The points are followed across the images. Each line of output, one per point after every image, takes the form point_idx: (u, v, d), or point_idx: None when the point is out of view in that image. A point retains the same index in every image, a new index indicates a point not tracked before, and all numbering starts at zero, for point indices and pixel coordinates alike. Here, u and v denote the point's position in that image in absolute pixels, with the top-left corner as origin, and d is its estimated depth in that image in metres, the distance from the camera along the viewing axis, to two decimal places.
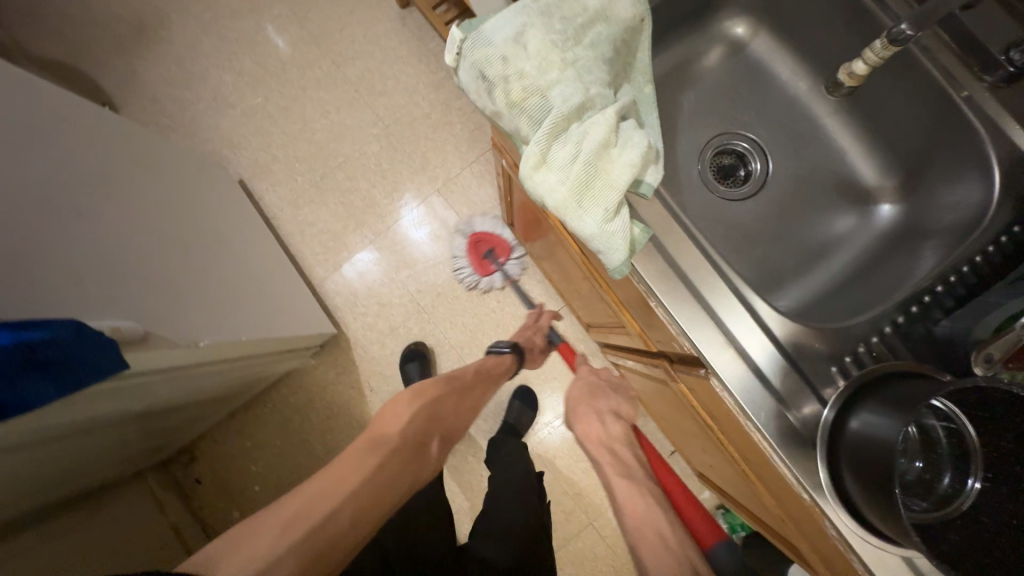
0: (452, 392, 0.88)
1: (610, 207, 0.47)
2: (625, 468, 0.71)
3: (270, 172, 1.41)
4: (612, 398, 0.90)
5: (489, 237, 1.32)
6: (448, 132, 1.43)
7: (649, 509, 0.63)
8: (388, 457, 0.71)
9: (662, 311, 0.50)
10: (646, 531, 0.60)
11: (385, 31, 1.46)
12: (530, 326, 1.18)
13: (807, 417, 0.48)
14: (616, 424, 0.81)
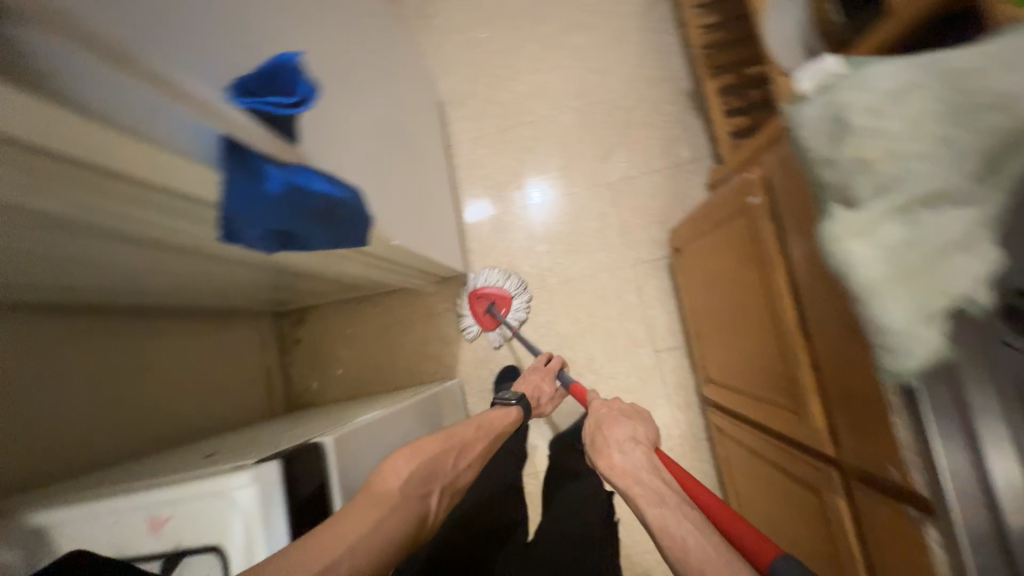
0: (457, 443, 0.71)
1: (930, 311, 0.42)
2: (660, 497, 0.56)
3: (466, 105, 1.47)
4: (629, 426, 0.71)
5: (484, 290, 1.34)
6: (644, 132, 1.38)
7: (701, 542, 0.48)
8: (384, 509, 0.55)
9: (908, 432, 0.46)
10: (680, 548, 0.48)
11: (628, 12, 1.42)
12: (536, 371, 1.05)
13: None
14: (637, 448, 0.66)
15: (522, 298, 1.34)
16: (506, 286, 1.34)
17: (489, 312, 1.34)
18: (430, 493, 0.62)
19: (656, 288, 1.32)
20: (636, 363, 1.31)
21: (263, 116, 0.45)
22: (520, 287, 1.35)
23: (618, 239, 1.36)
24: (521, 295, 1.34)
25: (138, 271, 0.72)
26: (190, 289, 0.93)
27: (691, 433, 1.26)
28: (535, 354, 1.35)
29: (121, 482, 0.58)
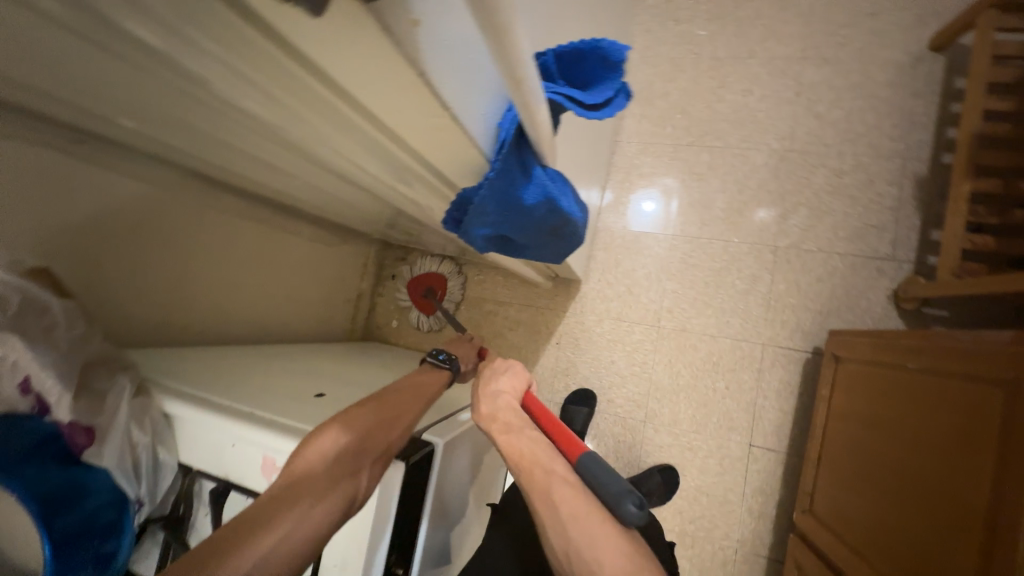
0: (386, 413, 0.54)
1: None
2: (507, 423, 0.59)
3: (650, 103, 1.32)
4: (500, 376, 0.67)
5: (420, 280, 1.34)
6: (843, 205, 1.16)
7: (534, 446, 0.55)
8: (305, 488, 0.43)
9: None
10: (528, 462, 0.53)
11: (888, 59, 1.17)
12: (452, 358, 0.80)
13: None
14: (508, 382, 0.66)
15: (455, 275, 1.36)
16: (442, 270, 1.36)
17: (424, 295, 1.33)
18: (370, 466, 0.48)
19: (780, 379, 1.16)
20: (721, 447, 1.17)
21: (549, 101, 0.37)
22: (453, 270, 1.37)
23: (759, 310, 1.19)
24: (457, 277, 1.36)
25: (308, 186, 0.70)
26: (335, 207, 0.92)
27: (753, 545, 1.13)
28: (618, 389, 1.25)
29: (239, 397, 0.58)
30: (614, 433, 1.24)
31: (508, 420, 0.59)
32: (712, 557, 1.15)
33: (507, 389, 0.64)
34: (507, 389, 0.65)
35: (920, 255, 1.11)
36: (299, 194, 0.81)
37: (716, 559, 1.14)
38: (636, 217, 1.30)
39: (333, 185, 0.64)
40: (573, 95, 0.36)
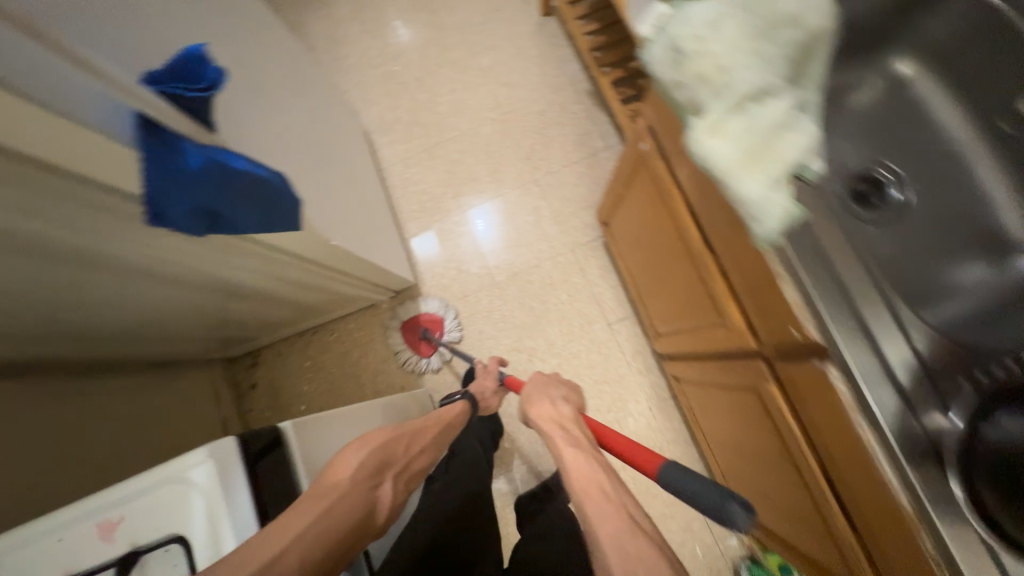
0: (408, 431, 0.70)
1: (777, 177, 0.51)
2: (576, 439, 0.64)
3: (391, 131, 1.56)
4: (553, 396, 0.79)
5: (413, 320, 1.38)
6: (558, 131, 1.51)
7: (592, 466, 0.56)
8: (340, 506, 0.53)
9: (794, 293, 0.54)
10: (584, 479, 0.54)
11: (523, 32, 1.59)
12: (482, 372, 1.09)
13: (932, 427, 0.49)
14: (567, 406, 0.76)
15: (451, 317, 1.37)
16: (433, 306, 1.39)
17: (423, 335, 1.36)
18: (383, 481, 0.62)
19: (598, 265, 1.41)
20: (593, 339, 1.37)
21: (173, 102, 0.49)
22: (443, 306, 1.39)
23: (555, 228, 1.45)
24: (449, 314, 1.38)
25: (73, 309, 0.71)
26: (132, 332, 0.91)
27: (657, 394, 1.32)
28: (496, 349, 1.38)
29: None
30: None
31: (564, 436, 0.65)
32: (638, 425, 1.31)
33: (546, 411, 0.73)
34: (556, 410, 0.73)
35: (620, 136, 1.50)
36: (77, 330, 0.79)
37: (642, 424, 1.30)
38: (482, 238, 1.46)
39: (92, 289, 0.68)
40: (184, 87, 0.48)
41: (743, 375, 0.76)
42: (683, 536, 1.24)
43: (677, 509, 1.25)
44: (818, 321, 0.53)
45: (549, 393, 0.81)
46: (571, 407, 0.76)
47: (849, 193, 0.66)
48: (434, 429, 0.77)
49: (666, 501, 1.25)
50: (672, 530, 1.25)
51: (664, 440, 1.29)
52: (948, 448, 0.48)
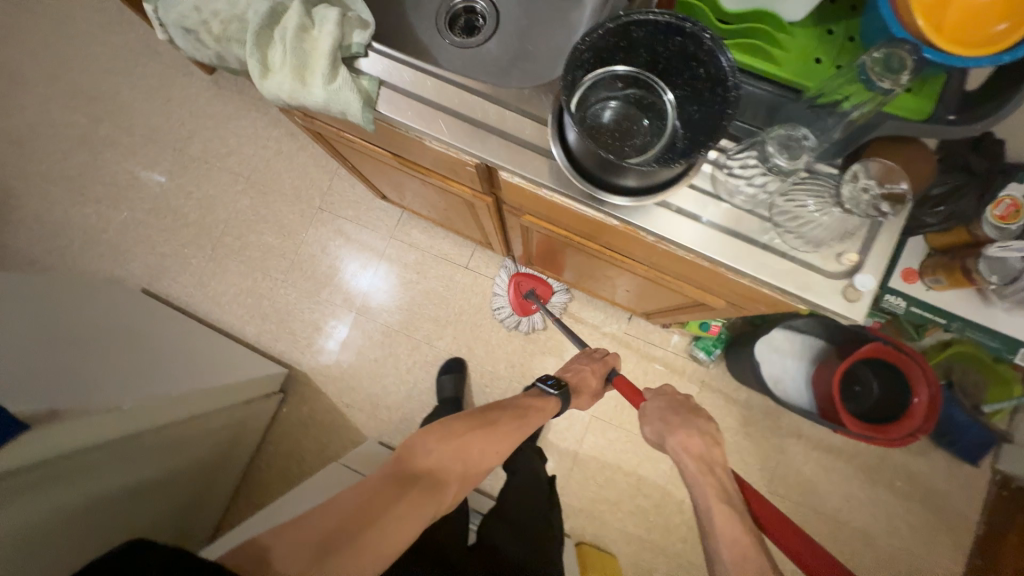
0: (489, 427, 0.84)
1: (326, 70, 0.52)
2: (727, 496, 0.68)
3: (165, 270, 1.46)
4: (702, 419, 0.81)
5: (529, 276, 1.33)
6: (303, 154, 1.48)
7: (746, 542, 0.62)
8: (417, 495, 0.71)
9: (433, 141, 0.57)
10: (738, 556, 0.61)
11: (205, 99, 1.52)
12: (584, 354, 1.09)
13: (595, 119, 0.48)
14: (712, 449, 0.76)
15: (564, 290, 1.35)
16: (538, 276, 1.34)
17: (529, 297, 1.33)
18: (453, 485, 0.77)
19: (421, 230, 1.43)
20: (464, 288, 1.41)
21: None
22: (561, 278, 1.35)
23: (365, 232, 1.45)
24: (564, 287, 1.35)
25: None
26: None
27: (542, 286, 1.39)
28: (402, 360, 1.39)
29: None
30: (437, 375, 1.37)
31: (725, 503, 0.67)
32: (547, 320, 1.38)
33: (695, 447, 0.75)
34: (708, 448, 0.75)
35: None
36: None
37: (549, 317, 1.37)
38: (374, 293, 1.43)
39: None
40: None
41: (516, 223, 0.81)
42: (640, 367, 1.34)
43: (621, 354, 1.35)
44: (466, 151, 0.56)
45: (695, 421, 0.80)
46: (722, 451, 0.76)
47: (449, 35, 0.72)
48: (512, 423, 0.87)
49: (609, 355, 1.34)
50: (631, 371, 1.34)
51: (573, 314, 1.38)
52: (606, 135, 0.47)
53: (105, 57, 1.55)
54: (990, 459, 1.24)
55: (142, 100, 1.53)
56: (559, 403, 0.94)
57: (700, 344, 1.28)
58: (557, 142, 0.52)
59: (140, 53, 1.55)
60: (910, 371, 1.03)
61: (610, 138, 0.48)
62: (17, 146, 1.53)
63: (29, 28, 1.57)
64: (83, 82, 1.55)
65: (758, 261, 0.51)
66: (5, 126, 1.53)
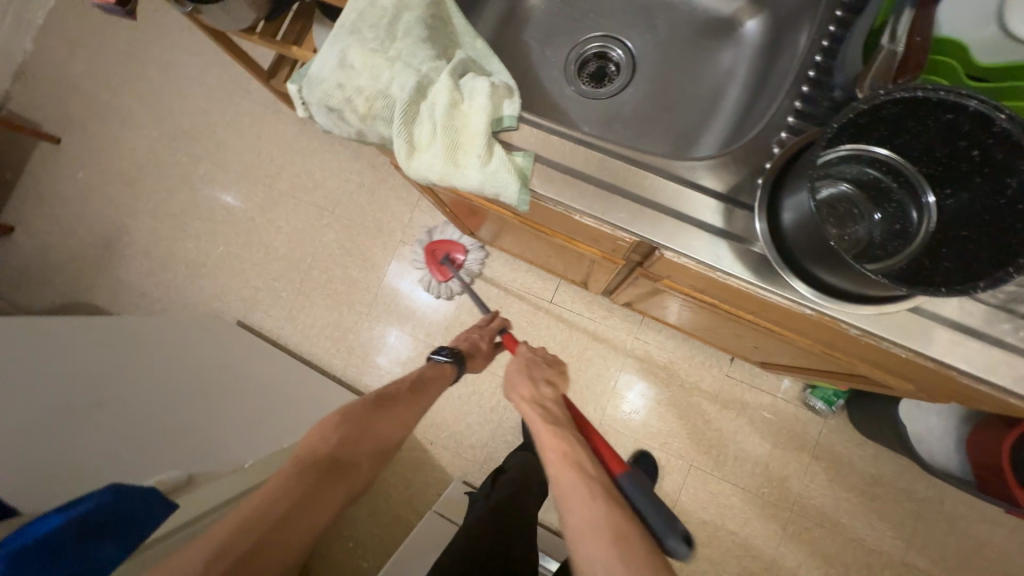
0: (393, 404, 0.77)
1: (481, 149, 0.48)
2: (555, 418, 0.72)
3: (258, 303, 1.51)
4: (544, 370, 0.82)
5: (440, 244, 1.37)
6: (385, 187, 1.49)
7: (573, 457, 0.66)
8: (317, 487, 0.65)
9: (591, 219, 0.51)
10: (567, 464, 0.65)
11: (293, 135, 1.56)
12: (477, 328, 1.04)
13: (794, 219, 0.41)
14: (547, 386, 0.79)
15: (476, 249, 1.36)
16: (465, 242, 1.37)
17: (444, 262, 1.36)
18: (362, 467, 0.70)
19: (502, 263, 1.39)
20: (549, 324, 1.33)
21: None
22: (477, 243, 1.37)
23: None
24: (475, 246, 1.36)
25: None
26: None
27: (633, 323, 1.30)
28: (483, 398, 1.34)
29: None
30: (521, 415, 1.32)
31: (550, 425, 0.70)
32: (640, 360, 1.29)
33: (526, 391, 0.77)
34: (551, 393, 0.78)
35: None
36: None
37: (642, 356, 1.28)
38: (426, 304, 1.43)
39: None
40: None
41: (647, 284, 0.74)
42: (746, 414, 1.22)
43: (724, 398, 1.23)
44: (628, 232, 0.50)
45: (535, 369, 0.82)
46: (555, 388, 0.79)
47: (583, 85, 0.66)
48: (414, 394, 0.82)
49: (710, 400, 1.24)
50: (734, 418, 1.23)
51: (668, 354, 1.28)
52: (818, 230, 0.39)
53: (202, 99, 1.64)
54: None
55: (236, 139, 1.61)
56: (460, 368, 0.89)
57: (818, 393, 1.15)
58: (762, 218, 0.44)
59: (232, 93, 1.63)
60: None
61: (830, 230, 0.41)
62: (129, 186, 1.65)
63: (137, 75, 1.69)
64: (185, 124, 1.65)
65: (1020, 372, 0.42)
66: (120, 167, 1.66)
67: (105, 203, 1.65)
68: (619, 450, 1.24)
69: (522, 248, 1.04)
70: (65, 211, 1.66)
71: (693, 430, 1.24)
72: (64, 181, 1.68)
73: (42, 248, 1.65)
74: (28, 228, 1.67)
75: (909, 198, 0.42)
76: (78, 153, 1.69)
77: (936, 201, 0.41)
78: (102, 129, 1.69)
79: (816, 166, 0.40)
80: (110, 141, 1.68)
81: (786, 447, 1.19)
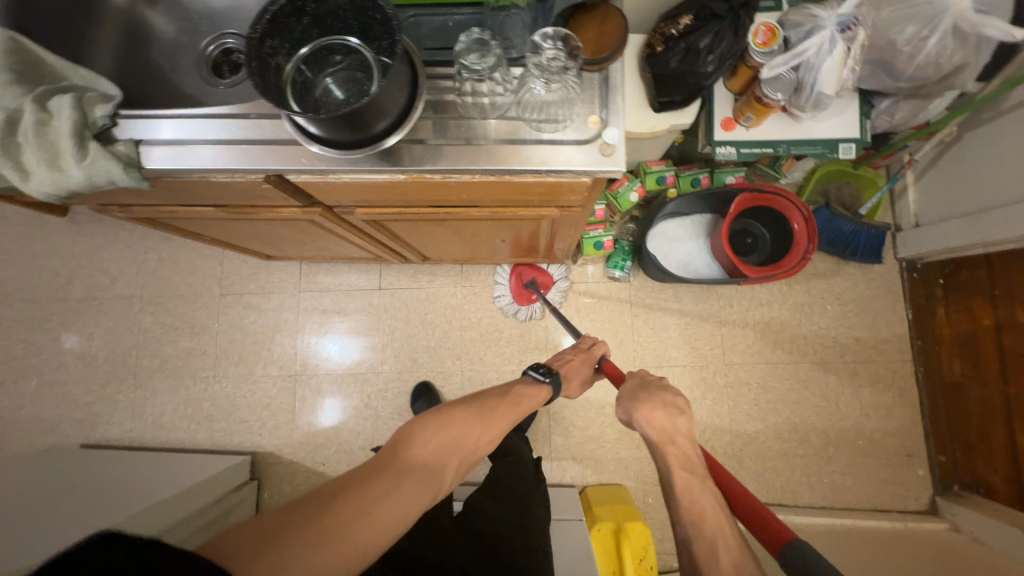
0: (483, 415, 0.74)
1: (75, 150, 0.55)
2: (688, 464, 0.68)
3: (96, 416, 1.42)
4: (669, 396, 0.76)
5: (526, 273, 1.34)
6: (186, 252, 1.47)
7: (712, 509, 0.62)
8: (411, 485, 0.57)
9: (212, 174, 0.60)
10: (707, 526, 0.60)
11: (70, 240, 1.49)
12: (578, 346, 1.07)
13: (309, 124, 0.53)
14: (686, 421, 0.73)
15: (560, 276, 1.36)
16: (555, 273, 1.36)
17: (528, 288, 1.34)
18: (449, 470, 0.64)
19: (326, 274, 1.45)
20: (387, 308, 1.43)
21: None
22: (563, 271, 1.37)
23: (273, 297, 1.45)
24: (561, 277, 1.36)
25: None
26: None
27: (456, 274, 1.43)
28: (359, 399, 1.40)
29: None
30: (394, 396, 1.39)
31: (686, 471, 0.66)
32: (474, 302, 1.41)
33: (657, 419, 0.72)
34: (670, 419, 0.72)
35: None
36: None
37: (475, 298, 1.41)
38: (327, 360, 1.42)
39: None
40: None
41: (364, 223, 0.85)
42: (573, 306, 1.39)
43: (552, 301, 1.39)
44: (246, 171, 0.60)
45: (660, 394, 0.77)
46: (688, 420, 0.73)
47: (213, 80, 0.74)
48: (509, 411, 0.79)
49: (540, 308, 1.39)
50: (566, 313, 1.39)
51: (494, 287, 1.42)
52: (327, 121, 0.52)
53: None
54: (892, 251, 1.33)
55: (8, 267, 1.50)
56: (552, 390, 0.89)
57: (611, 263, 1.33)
58: (311, 141, 0.55)
59: None
60: (781, 205, 1.11)
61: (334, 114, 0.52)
62: None
63: None
64: None
65: (525, 155, 0.56)
66: None
67: None
68: (487, 384, 1.37)
69: (300, 245, 1.11)
70: None
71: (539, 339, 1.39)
72: None
73: None
74: None
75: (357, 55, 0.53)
76: None
77: (356, 41, 0.52)
78: None
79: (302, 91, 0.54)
80: None
81: (612, 318, 1.37)
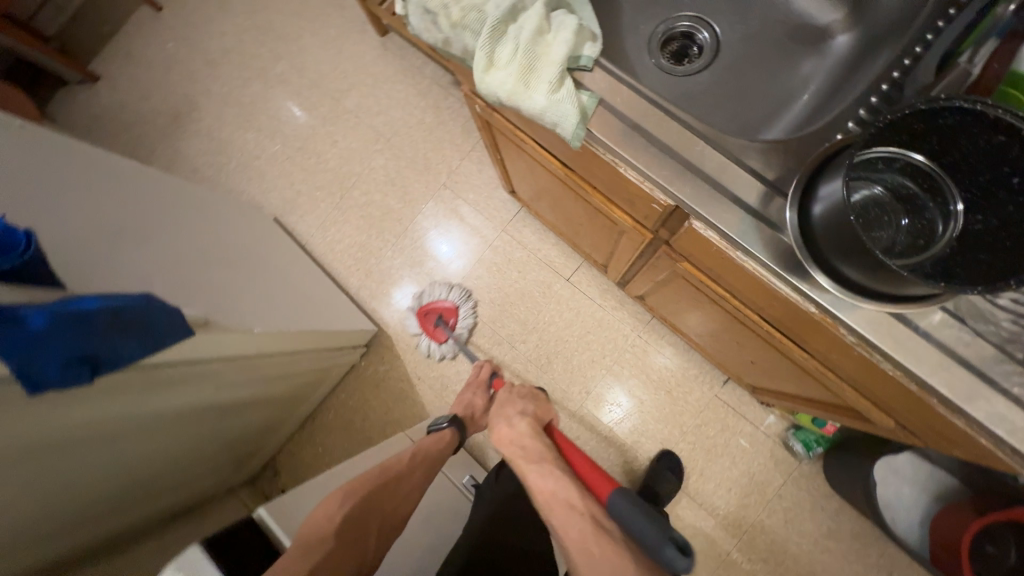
0: (389, 479, 0.79)
1: (554, 79, 0.51)
2: (532, 455, 0.80)
3: (297, 205, 1.58)
4: (514, 414, 0.94)
5: (432, 306, 1.39)
6: (442, 131, 1.53)
7: (553, 480, 0.74)
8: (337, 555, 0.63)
9: (634, 173, 0.55)
10: (547, 500, 0.72)
11: (372, 59, 1.61)
12: (472, 387, 1.17)
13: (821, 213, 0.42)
14: (523, 426, 0.88)
15: (467, 305, 1.39)
16: (453, 298, 1.39)
17: (436, 323, 1.38)
18: (371, 540, 0.70)
19: (532, 232, 1.42)
20: (560, 300, 1.37)
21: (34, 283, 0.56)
22: (464, 297, 1.40)
23: (478, 216, 1.47)
24: (466, 303, 1.39)
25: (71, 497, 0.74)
26: (122, 506, 0.89)
27: (640, 320, 1.32)
28: (479, 350, 1.40)
29: None
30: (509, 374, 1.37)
31: (531, 459, 0.79)
32: (637, 356, 1.31)
33: (506, 434, 0.89)
34: (509, 429, 0.89)
35: None
36: (77, 531, 0.80)
37: (640, 354, 1.31)
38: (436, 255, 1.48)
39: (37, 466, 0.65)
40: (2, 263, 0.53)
41: (664, 266, 0.77)
42: (724, 436, 1.23)
43: (708, 415, 1.25)
44: (666, 190, 0.53)
45: (501, 413, 0.96)
46: (528, 424, 0.89)
47: (665, 57, 0.68)
48: (419, 464, 0.86)
49: (693, 413, 1.25)
50: (713, 436, 1.24)
51: (665, 358, 1.30)
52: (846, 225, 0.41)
53: (298, 3, 1.70)
54: None
55: (318, 48, 1.67)
56: (454, 435, 0.99)
57: (800, 435, 1.15)
58: (792, 204, 0.46)
59: (327, 6, 1.68)
60: None
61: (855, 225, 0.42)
62: (210, 67, 1.73)
63: None
64: (276, 22, 1.71)
65: (995, 408, 0.44)
66: (207, 46, 1.74)
67: (184, 76, 1.74)
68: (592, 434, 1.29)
69: (556, 213, 1.08)
70: (147, 75, 1.76)
71: (668, 437, 1.26)
72: (154, 47, 1.77)
73: (118, 104, 1.75)
74: (112, 83, 1.77)
75: (938, 213, 0.42)
76: (173, 26, 1.78)
77: (965, 211, 0.40)
78: (200, 9, 1.78)
79: (852, 165, 0.42)
80: (204, 21, 1.77)
81: (753, 478, 1.20)
